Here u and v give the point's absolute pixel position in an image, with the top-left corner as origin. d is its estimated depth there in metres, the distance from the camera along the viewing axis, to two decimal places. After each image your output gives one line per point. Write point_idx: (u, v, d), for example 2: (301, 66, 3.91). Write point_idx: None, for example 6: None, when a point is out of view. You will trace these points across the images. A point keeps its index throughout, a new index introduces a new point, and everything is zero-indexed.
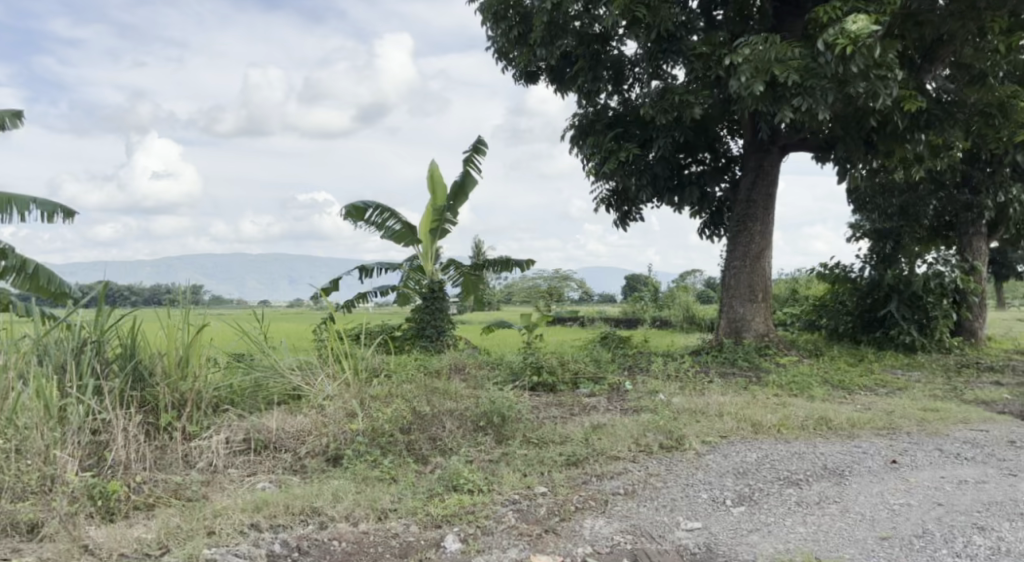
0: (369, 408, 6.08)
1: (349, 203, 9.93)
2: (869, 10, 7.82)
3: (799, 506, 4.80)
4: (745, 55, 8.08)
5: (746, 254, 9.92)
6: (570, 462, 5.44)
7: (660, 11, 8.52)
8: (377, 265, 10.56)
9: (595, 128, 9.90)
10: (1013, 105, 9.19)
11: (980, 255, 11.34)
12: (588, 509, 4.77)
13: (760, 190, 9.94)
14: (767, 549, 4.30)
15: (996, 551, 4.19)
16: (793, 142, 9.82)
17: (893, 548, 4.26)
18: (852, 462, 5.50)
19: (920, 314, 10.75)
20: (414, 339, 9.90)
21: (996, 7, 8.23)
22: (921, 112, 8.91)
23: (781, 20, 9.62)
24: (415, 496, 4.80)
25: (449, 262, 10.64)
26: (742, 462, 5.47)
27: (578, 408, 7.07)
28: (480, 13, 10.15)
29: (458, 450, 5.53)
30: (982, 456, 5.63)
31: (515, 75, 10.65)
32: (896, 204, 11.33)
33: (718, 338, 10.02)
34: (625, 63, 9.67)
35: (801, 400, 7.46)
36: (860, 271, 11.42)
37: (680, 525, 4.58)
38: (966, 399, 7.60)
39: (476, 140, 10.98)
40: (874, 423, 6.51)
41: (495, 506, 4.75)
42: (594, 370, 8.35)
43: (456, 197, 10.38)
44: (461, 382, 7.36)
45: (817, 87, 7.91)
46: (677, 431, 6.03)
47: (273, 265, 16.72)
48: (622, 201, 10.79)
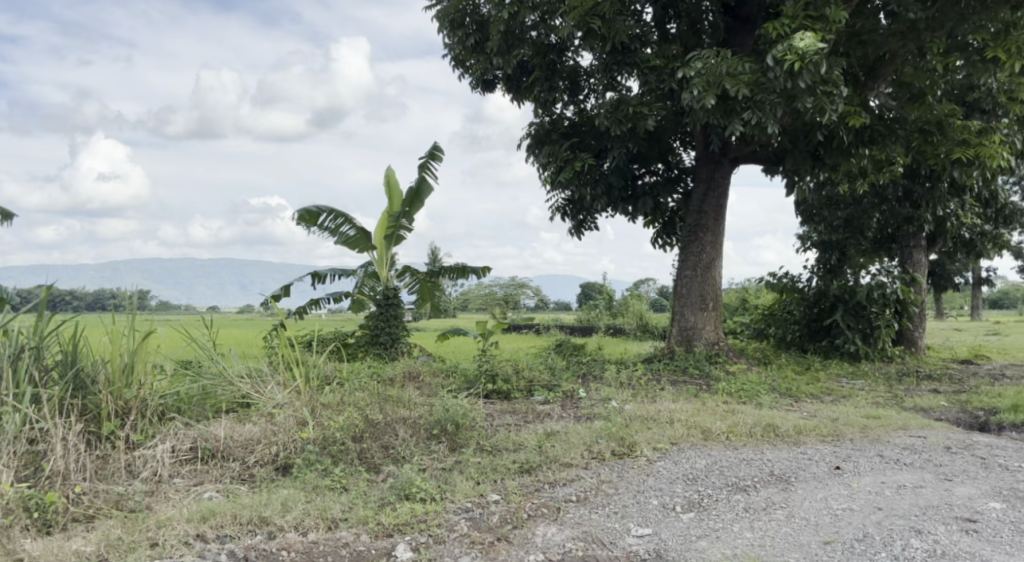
0: (319, 416, 6.03)
1: (302, 208, 9.84)
2: (816, 28, 7.98)
3: (746, 511, 4.92)
4: (698, 69, 8.25)
5: (698, 264, 10.09)
6: (522, 469, 5.49)
7: (614, 23, 8.63)
8: (330, 271, 10.36)
9: (552, 138, 10.04)
10: (949, 124, 9.47)
11: (919, 267, 11.70)
12: (540, 516, 4.82)
13: (711, 201, 10.13)
14: (714, 554, 4.40)
15: (933, 554, 4.34)
16: (743, 154, 10.02)
17: (835, 553, 4.38)
18: (798, 468, 5.65)
19: (864, 323, 11.04)
20: (367, 347, 9.86)
21: (934, 28, 8.50)
22: (865, 128, 9.26)
23: (732, 34, 9.82)
24: (366, 506, 4.79)
25: (404, 268, 10.65)
26: (691, 469, 5.58)
27: (532, 415, 7.13)
28: (436, 21, 10.20)
29: (411, 459, 5.54)
30: (920, 461, 5.81)
31: (471, 84, 10.62)
32: (842, 218, 11.82)
33: (670, 346, 10.15)
34: (580, 74, 9.77)
35: (749, 407, 7.62)
36: (807, 281, 11.66)
37: (630, 531, 4.66)
38: (906, 406, 7.83)
39: (432, 146, 11.02)
40: (819, 430, 6.67)
41: (447, 515, 4.78)
42: (548, 378, 8.42)
43: (411, 204, 10.37)
44: (415, 390, 7.37)
45: (766, 101, 8.10)
46: (629, 438, 6.13)
47: (223, 269, 16.46)
48: (578, 210, 10.90)
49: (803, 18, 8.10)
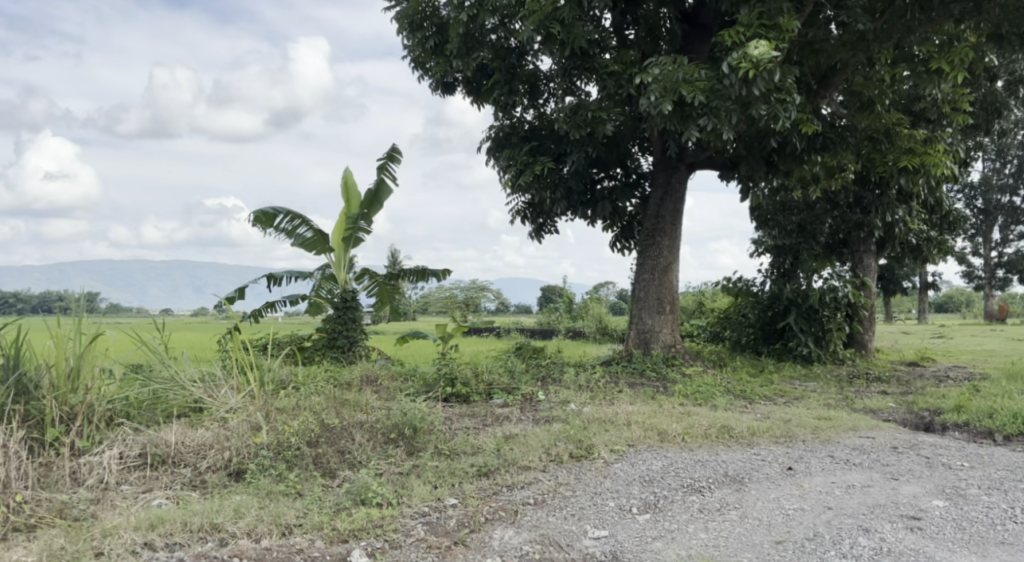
0: (274, 421, 5.97)
1: (258, 209, 9.76)
2: (770, 37, 8.11)
3: (701, 512, 5.00)
4: (655, 75, 8.33)
5: (655, 268, 10.19)
6: (480, 473, 5.51)
7: (573, 28, 8.66)
8: (286, 273, 10.24)
9: (511, 141, 10.07)
10: (896, 133, 9.77)
11: (869, 271, 11.97)
12: (498, 520, 4.84)
13: (668, 206, 10.25)
14: (670, 555, 4.46)
15: (879, 551, 4.44)
16: (699, 160, 10.17)
17: (786, 552, 4.47)
18: (751, 469, 5.75)
19: (816, 326, 11.25)
20: (324, 350, 9.77)
21: (883, 40, 8.68)
22: (816, 136, 9.46)
23: (689, 42, 9.95)
24: (321, 511, 4.77)
25: (363, 271, 10.62)
26: (647, 471, 5.65)
27: (490, 418, 7.15)
28: (395, 21, 10.14)
29: (368, 463, 5.53)
30: (868, 461, 5.95)
31: (431, 86, 10.58)
32: (796, 222, 12.09)
33: (627, 349, 10.23)
34: (540, 78, 9.85)
35: (705, 409, 7.74)
36: (762, 285, 11.94)
37: (587, 534, 4.70)
38: (856, 408, 8.02)
39: (391, 148, 11.00)
40: (773, 431, 6.79)
41: (404, 519, 4.78)
42: (507, 381, 8.44)
43: (369, 206, 10.35)
44: (372, 394, 7.34)
45: (721, 108, 8.20)
46: (587, 441, 6.19)
47: (178, 270, 16.26)
48: (537, 214, 10.96)
49: (757, 26, 8.18)
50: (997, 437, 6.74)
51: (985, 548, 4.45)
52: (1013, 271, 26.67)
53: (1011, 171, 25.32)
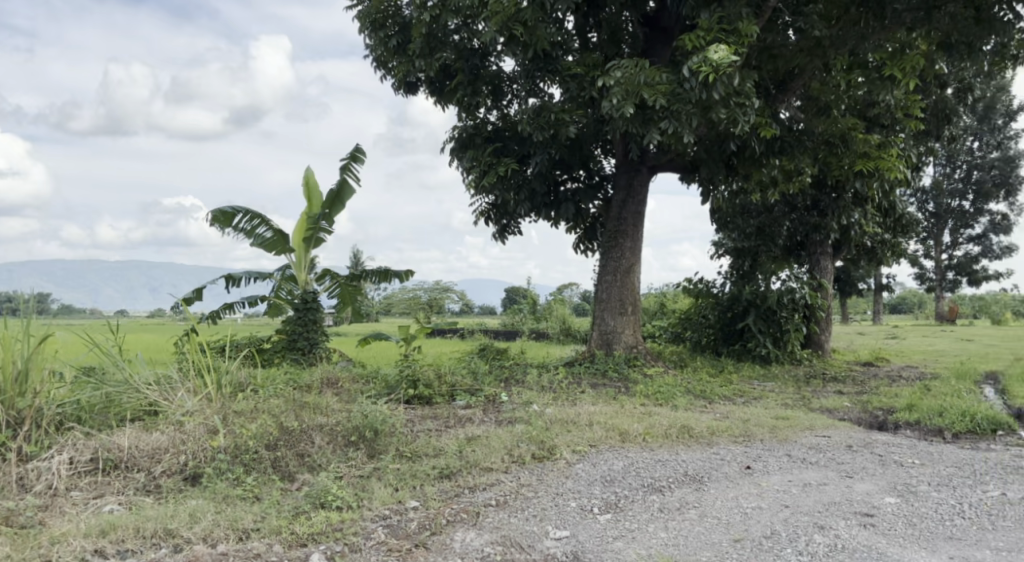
0: (231, 424, 5.89)
1: (217, 208, 9.63)
2: (729, 41, 8.19)
3: (661, 511, 5.05)
4: (617, 78, 8.38)
5: (617, 270, 10.26)
6: (442, 474, 5.50)
7: (536, 30, 8.67)
8: (245, 274, 10.12)
9: (475, 142, 10.07)
10: (852, 138, 9.96)
11: (824, 273, 12.21)
12: (459, 522, 4.84)
13: (630, 208, 10.33)
14: (630, 555, 4.49)
15: (834, 548, 4.52)
16: (660, 163, 10.27)
17: (744, 550, 4.54)
18: (710, 468, 5.82)
19: (774, 327, 11.42)
20: (284, 352, 9.64)
21: (837, 46, 8.87)
22: (775, 140, 9.58)
23: (650, 46, 10.03)
24: (279, 515, 4.73)
25: (324, 271, 10.55)
26: (609, 471, 5.69)
27: (453, 420, 7.14)
28: (357, 21, 10.09)
29: (327, 466, 5.49)
30: (825, 460, 6.06)
31: (393, 85, 10.52)
32: (754, 225, 12.24)
33: (590, 350, 10.26)
34: (503, 79, 9.87)
35: (665, 409, 7.82)
36: (722, 287, 12.10)
37: (548, 534, 4.72)
38: (813, 407, 8.14)
39: (353, 148, 10.93)
40: (731, 431, 6.87)
41: (364, 523, 4.76)
42: (470, 383, 8.44)
43: (331, 206, 10.29)
44: (333, 396, 7.29)
45: (682, 111, 8.29)
46: (549, 442, 6.21)
47: (134, 270, 15.98)
48: (501, 215, 10.98)
49: (717, 31, 8.26)
50: (947, 435, 6.91)
51: (934, 544, 4.55)
52: (963, 274, 27.25)
53: (961, 175, 25.92)
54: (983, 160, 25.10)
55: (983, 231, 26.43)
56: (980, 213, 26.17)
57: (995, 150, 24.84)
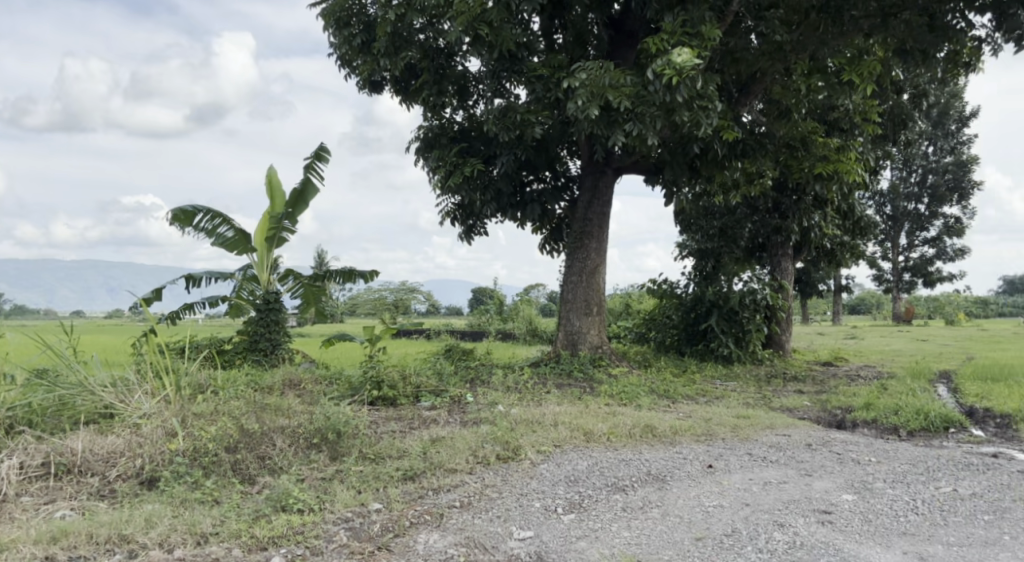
0: (190, 427, 5.81)
1: (177, 207, 9.49)
2: (692, 45, 8.24)
3: (625, 511, 5.08)
4: (582, 79, 8.41)
5: (583, 270, 10.29)
6: (405, 476, 5.48)
7: (501, 30, 8.67)
8: (205, 273, 9.98)
9: (440, 142, 10.06)
10: (812, 141, 10.19)
11: (785, 275, 12.36)
12: (422, 523, 4.83)
13: (595, 209, 10.38)
14: (593, 555, 4.51)
15: (793, 545, 4.58)
16: (625, 165, 10.35)
17: (706, 548, 4.57)
18: (673, 467, 5.86)
19: (736, 327, 11.55)
20: (245, 353, 9.53)
21: (798, 50, 9.01)
22: (737, 143, 9.71)
23: (616, 48, 10.10)
24: (239, 519, 4.68)
25: (287, 271, 10.45)
26: (573, 471, 5.71)
27: (417, 422, 7.11)
28: (321, 18, 9.98)
29: (288, 469, 5.44)
30: (784, 458, 6.14)
31: (358, 84, 10.46)
32: (717, 227, 12.42)
33: (556, 350, 10.29)
34: (469, 80, 9.87)
35: (629, 409, 7.87)
36: (685, 287, 12.22)
37: (512, 535, 4.72)
38: (774, 406, 8.23)
39: (318, 147, 10.84)
40: (693, 430, 6.93)
41: (326, 526, 4.72)
42: (435, 384, 8.41)
43: (295, 205, 10.20)
44: (295, 398, 7.23)
45: (646, 114, 8.37)
46: (513, 442, 6.21)
47: (92, 270, 15.74)
48: (467, 215, 10.98)
49: (680, 34, 8.30)
50: (902, 433, 7.04)
51: (888, 539, 4.63)
52: (918, 275, 27.76)
53: (917, 179, 26.39)
54: (938, 164, 25.73)
55: (937, 234, 26.94)
56: (934, 216, 26.67)
57: (949, 155, 25.70)
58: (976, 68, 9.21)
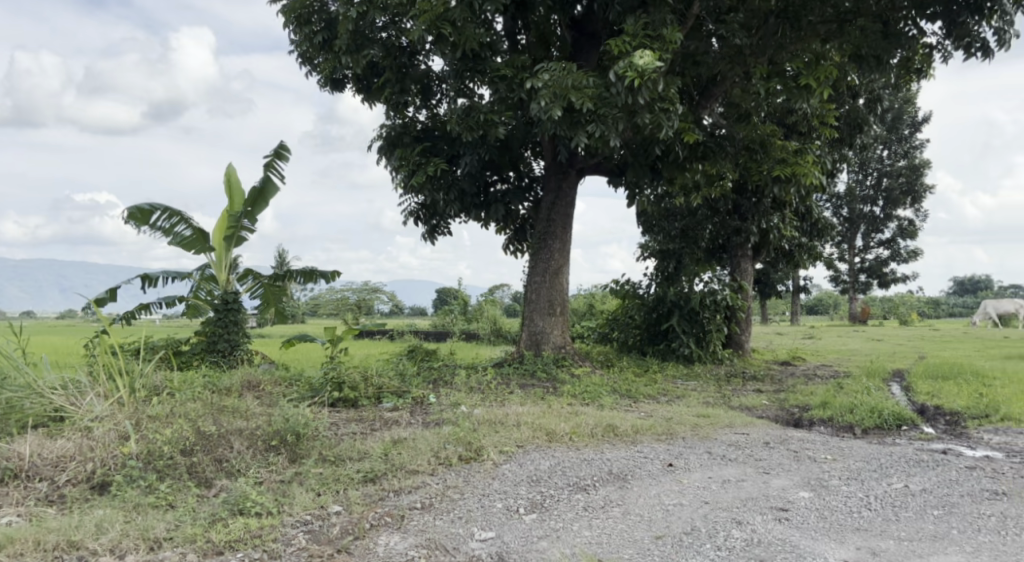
0: (144, 430, 5.70)
1: (133, 205, 9.33)
2: (653, 47, 8.28)
3: (586, 510, 5.09)
4: (545, 80, 8.42)
5: (546, 271, 10.31)
6: (366, 478, 5.44)
7: (464, 30, 8.64)
8: (162, 273, 9.80)
9: (403, 141, 10.00)
10: (771, 143, 10.29)
11: (745, 275, 12.52)
12: (383, 525, 4.79)
13: (559, 210, 10.41)
14: (554, 554, 4.52)
15: (750, 542, 4.63)
16: (588, 166, 10.40)
17: (666, 547, 4.61)
18: (634, 466, 5.89)
19: (697, 327, 11.66)
20: (203, 354, 9.40)
21: (757, 54, 9.13)
22: (698, 145, 9.82)
23: (579, 49, 10.14)
24: (194, 523, 4.61)
25: (247, 271, 10.32)
26: (535, 471, 5.71)
27: (379, 423, 7.07)
28: (281, 15, 9.85)
29: (246, 472, 5.37)
30: (743, 457, 6.21)
31: (319, 82, 10.36)
32: (678, 228, 12.54)
33: (519, 350, 10.30)
34: (432, 79, 9.85)
35: (590, 409, 7.89)
36: (647, 288, 12.31)
37: (473, 536, 4.71)
38: (733, 405, 8.33)
39: (278, 145, 10.73)
40: (654, 429, 6.99)
41: (284, 529, 4.67)
42: (397, 385, 8.34)
43: (255, 204, 10.08)
44: (253, 399, 7.13)
45: (609, 116, 8.40)
46: (476, 443, 6.18)
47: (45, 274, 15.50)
48: (430, 215, 10.94)
49: (642, 37, 8.34)
50: (857, 431, 7.17)
51: (843, 535, 4.70)
52: (874, 277, 28.26)
53: (872, 182, 26.93)
54: (892, 168, 26.34)
55: (892, 236, 27.47)
56: (889, 218, 27.20)
57: (902, 160, 26.38)
58: (927, 75, 9.43)
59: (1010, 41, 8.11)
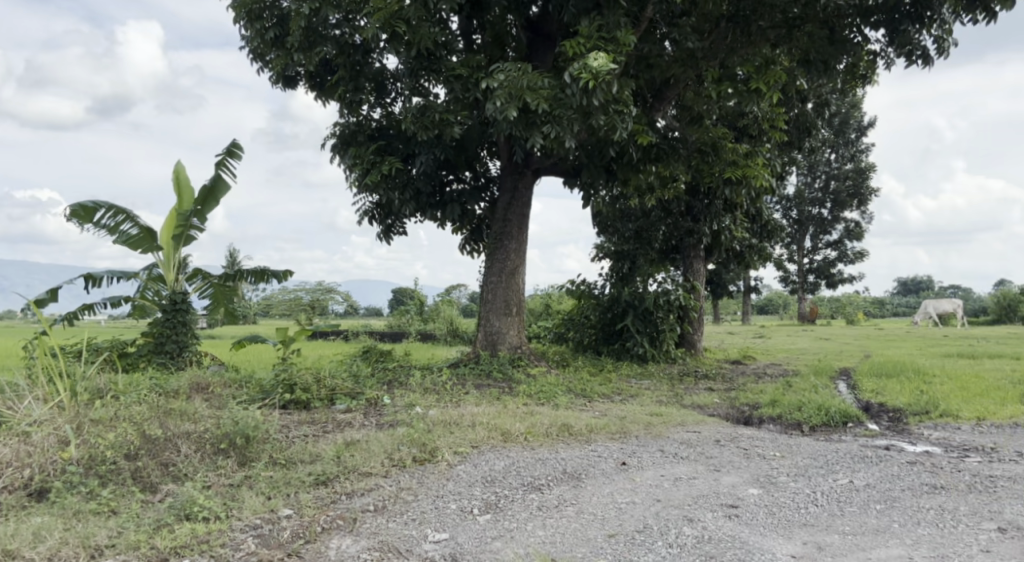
0: (86, 434, 5.56)
1: (76, 203, 9.08)
2: (608, 49, 8.32)
3: (540, 510, 5.09)
4: (500, 80, 8.41)
5: (503, 271, 10.29)
6: (318, 481, 5.37)
7: (419, 28, 8.59)
8: (106, 273, 9.56)
9: (358, 139, 9.92)
10: (722, 145, 10.42)
11: (697, 276, 12.67)
12: (335, 529, 4.73)
13: (515, 211, 10.42)
14: (508, 555, 4.51)
15: (701, 540, 4.67)
16: (544, 166, 10.44)
17: (618, 545, 4.63)
18: (588, 465, 5.91)
19: (651, 327, 11.78)
20: (150, 356, 9.21)
21: (709, 58, 9.23)
22: (651, 147, 9.93)
23: (534, 50, 10.19)
24: (138, 530, 4.51)
25: (196, 271, 10.12)
26: (490, 471, 5.71)
27: (332, 425, 6.99)
28: (232, 10, 9.68)
29: (194, 476, 5.26)
30: (694, 454, 6.27)
31: (272, 79, 10.22)
32: (633, 229, 12.64)
33: (475, 350, 10.27)
34: (386, 77, 9.68)
35: (546, 408, 7.90)
36: (603, 288, 12.40)
37: (426, 537, 4.68)
38: (685, 403, 8.43)
39: (230, 142, 10.56)
40: (608, 428, 7.04)
41: (233, 533, 4.59)
42: (350, 386, 8.26)
43: (205, 202, 9.89)
44: (201, 402, 6.99)
45: (564, 116, 8.42)
46: (430, 444, 6.15)
47: None
48: (385, 214, 10.86)
49: (596, 39, 8.39)
50: (805, 428, 7.29)
51: (790, 531, 4.77)
52: (822, 277, 28.78)
53: (821, 185, 27.44)
54: (840, 171, 26.90)
55: (839, 237, 28.02)
56: (837, 220, 27.74)
57: (849, 163, 26.91)
58: (872, 81, 9.67)
59: (948, 49, 8.34)
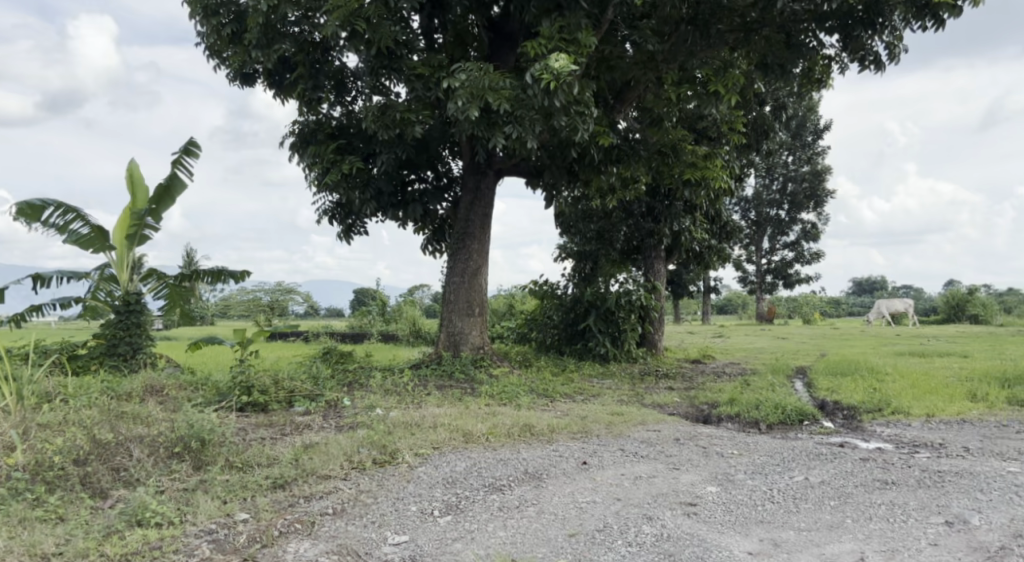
0: (32, 438, 5.43)
1: (23, 201, 8.86)
2: (568, 51, 8.33)
3: (500, 510, 5.07)
4: (462, 80, 8.37)
5: (465, 271, 10.25)
6: (275, 484, 5.29)
7: (380, 27, 8.52)
8: (56, 273, 9.33)
9: (318, 138, 9.82)
10: (682, 147, 10.51)
11: (658, 276, 12.76)
12: (293, 533, 4.66)
13: (478, 211, 10.38)
14: (467, 555, 4.49)
15: (659, 538, 4.68)
16: (506, 167, 10.42)
17: (578, 544, 4.62)
18: (549, 465, 5.90)
19: (613, 327, 11.83)
20: (102, 358, 9.01)
21: (669, 61, 9.28)
22: (612, 148, 9.98)
23: (495, 49, 10.18)
24: (87, 537, 4.40)
25: (151, 271, 9.92)
26: (451, 472, 5.67)
27: (290, 427, 6.90)
28: (188, 5, 9.48)
29: (146, 481, 5.14)
30: (653, 453, 6.29)
31: (229, 76, 10.07)
32: (595, 229, 12.68)
33: (437, 351, 10.22)
34: (346, 75, 9.68)
35: (508, 409, 7.89)
36: (565, 289, 12.45)
37: (386, 540, 4.63)
38: (645, 403, 8.46)
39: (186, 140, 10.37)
40: (570, 427, 7.05)
41: (187, 539, 4.50)
42: (310, 388, 8.16)
43: (159, 201, 9.70)
44: (156, 405, 6.85)
45: (525, 117, 8.44)
46: (390, 446, 6.10)
47: None
48: (346, 214, 10.76)
49: (557, 40, 8.38)
50: (762, 426, 7.36)
51: (747, 528, 4.81)
52: (779, 277, 29.15)
53: (778, 187, 27.74)
54: (797, 173, 27.17)
55: (797, 238, 28.41)
56: (794, 221, 28.11)
57: (806, 164, 27.07)
58: (827, 85, 9.81)
59: (899, 55, 8.48)
